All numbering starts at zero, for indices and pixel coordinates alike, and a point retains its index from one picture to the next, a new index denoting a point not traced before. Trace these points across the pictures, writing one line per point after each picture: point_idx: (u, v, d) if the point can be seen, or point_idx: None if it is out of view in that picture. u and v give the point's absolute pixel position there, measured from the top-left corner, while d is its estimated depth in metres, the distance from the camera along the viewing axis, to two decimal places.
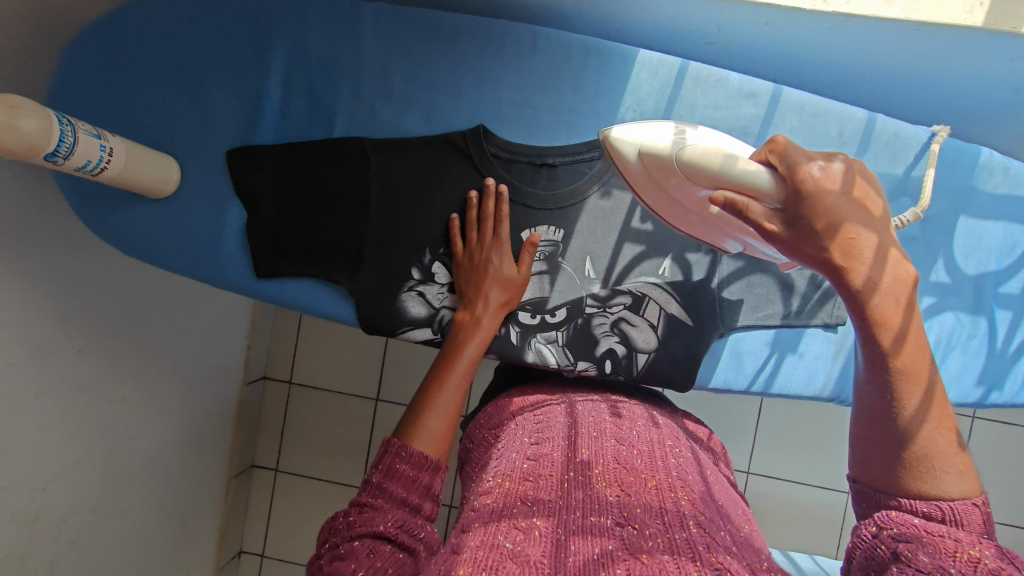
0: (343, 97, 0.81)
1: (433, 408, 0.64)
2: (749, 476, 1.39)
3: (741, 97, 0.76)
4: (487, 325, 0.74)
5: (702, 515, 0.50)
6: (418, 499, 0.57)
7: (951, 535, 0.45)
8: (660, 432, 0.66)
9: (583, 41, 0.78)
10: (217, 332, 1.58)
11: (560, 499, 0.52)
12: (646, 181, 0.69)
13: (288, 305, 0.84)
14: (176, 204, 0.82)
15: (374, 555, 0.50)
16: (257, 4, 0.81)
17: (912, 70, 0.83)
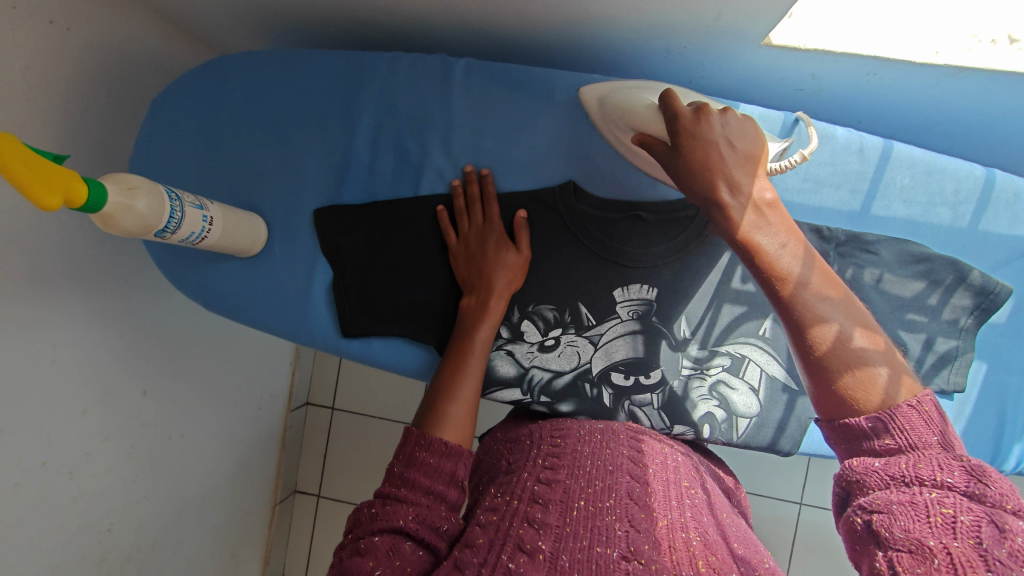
0: (431, 154, 0.81)
1: (456, 395, 0.68)
2: (802, 507, 1.56)
3: (850, 152, 0.73)
4: (490, 308, 0.74)
5: (713, 557, 0.52)
6: (443, 487, 0.60)
7: (915, 478, 0.46)
8: (681, 468, 0.66)
9: (680, 95, 0.76)
10: (268, 365, 1.56)
11: (567, 528, 0.54)
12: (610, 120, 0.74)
13: (377, 363, 0.83)
14: (262, 261, 0.82)
15: (392, 551, 0.54)
16: (346, 63, 0.81)
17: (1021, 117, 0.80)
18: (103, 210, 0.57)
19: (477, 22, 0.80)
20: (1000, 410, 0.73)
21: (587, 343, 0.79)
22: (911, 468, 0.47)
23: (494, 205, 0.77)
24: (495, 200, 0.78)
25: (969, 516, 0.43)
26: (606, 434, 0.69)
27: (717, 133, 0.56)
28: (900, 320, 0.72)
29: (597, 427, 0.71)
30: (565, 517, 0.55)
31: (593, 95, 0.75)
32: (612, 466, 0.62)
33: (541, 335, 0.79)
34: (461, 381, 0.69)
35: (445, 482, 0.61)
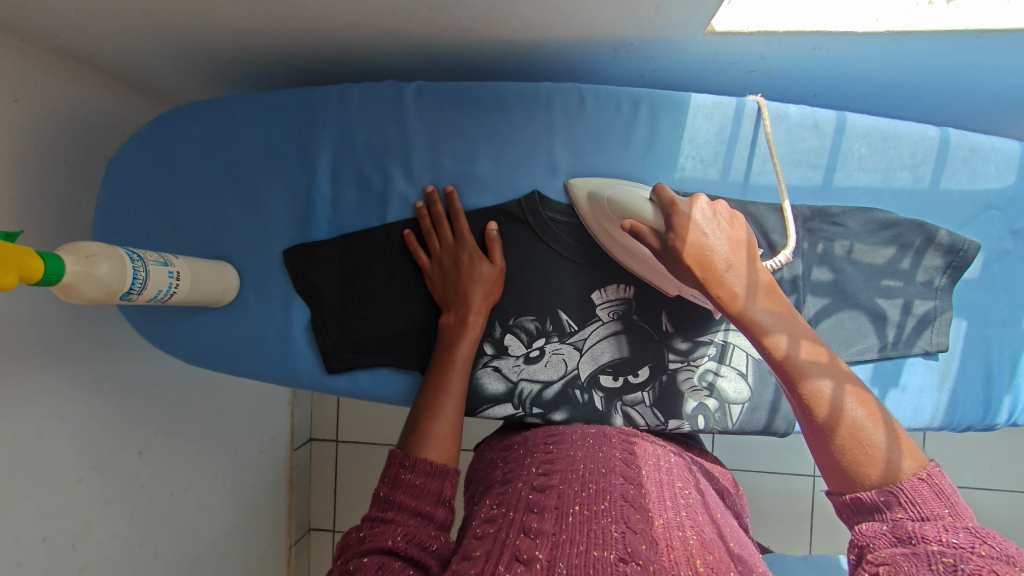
0: (393, 181, 0.80)
1: (438, 415, 0.68)
2: (816, 479, 1.57)
3: (804, 129, 0.74)
4: (466, 325, 0.74)
5: (710, 556, 0.52)
6: (431, 508, 0.60)
7: (921, 538, 0.46)
8: (674, 469, 0.66)
9: (632, 92, 0.77)
10: (264, 408, 1.54)
11: (564, 534, 0.52)
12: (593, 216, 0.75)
13: (366, 395, 0.83)
14: (238, 308, 0.81)
15: (381, 570, 0.53)
16: (297, 101, 0.81)
17: (969, 71, 0.81)
18: (62, 280, 0.56)
19: (423, 44, 0.80)
20: (987, 363, 0.74)
21: (572, 349, 0.78)
22: (917, 529, 0.46)
23: (462, 221, 0.77)
24: (463, 217, 0.77)
25: (968, 564, 0.42)
26: (600, 438, 0.69)
27: (710, 225, 0.57)
28: (877, 288, 0.73)
29: (589, 433, 0.71)
30: (560, 523, 0.53)
31: (579, 190, 0.76)
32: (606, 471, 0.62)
33: (526, 347, 0.79)
34: (443, 399, 0.70)
35: (433, 503, 0.61)
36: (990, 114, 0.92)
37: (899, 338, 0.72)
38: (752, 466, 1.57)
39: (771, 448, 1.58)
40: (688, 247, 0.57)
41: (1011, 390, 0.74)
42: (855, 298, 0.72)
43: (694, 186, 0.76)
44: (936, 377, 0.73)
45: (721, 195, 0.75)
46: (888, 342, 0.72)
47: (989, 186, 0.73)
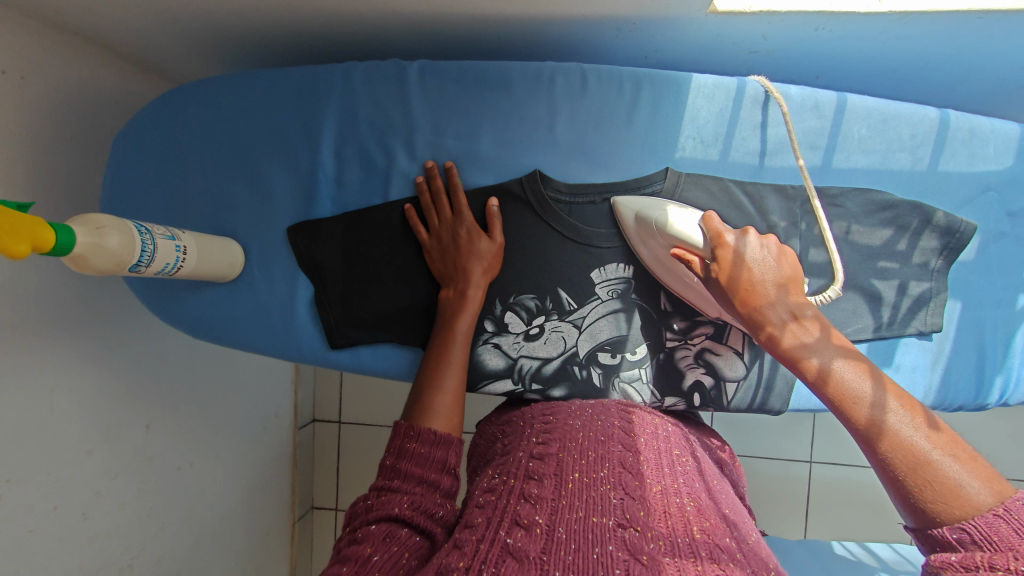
0: (396, 160, 0.81)
1: (441, 386, 0.70)
2: (813, 464, 1.60)
3: (805, 110, 0.74)
4: (467, 299, 0.75)
5: (706, 522, 0.54)
6: (435, 476, 0.62)
7: (989, 566, 0.43)
8: (672, 437, 0.68)
9: (634, 73, 0.77)
10: (269, 386, 1.57)
11: (563, 500, 0.54)
12: (638, 235, 0.75)
13: (368, 371, 0.84)
14: (242, 284, 0.83)
15: (388, 538, 0.55)
16: (302, 79, 0.82)
17: (972, 53, 0.81)
18: (73, 251, 0.58)
19: (427, 22, 0.81)
20: (980, 344, 0.75)
21: (572, 327, 0.80)
22: (987, 559, 0.43)
23: (462, 197, 0.78)
24: (462, 193, 0.78)
25: None
26: (597, 407, 0.72)
27: (752, 258, 0.62)
28: (873, 269, 0.74)
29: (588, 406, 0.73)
30: (560, 490, 0.55)
31: (624, 209, 0.75)
32: (603, 439, 0.64)
33: (526, 324, 0.80)
34: (446, 371, 0.72)
35: (439, 472, 0.63)
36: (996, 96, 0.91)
37: (893, 318, 0.73)
38: (750, 450, 1.60)
39: (769, 434, 1.60)
40: (729, 277, 0.63)
41: (1003, 371, 0.75)
42: (851, 279, 0.73)
43: (694, 166, 0.76)
44: (929, 357, 0.74)
45: (720, 175, 0.76)
46: (882, 322, 0.73)
47: (988, 167, 0.73)
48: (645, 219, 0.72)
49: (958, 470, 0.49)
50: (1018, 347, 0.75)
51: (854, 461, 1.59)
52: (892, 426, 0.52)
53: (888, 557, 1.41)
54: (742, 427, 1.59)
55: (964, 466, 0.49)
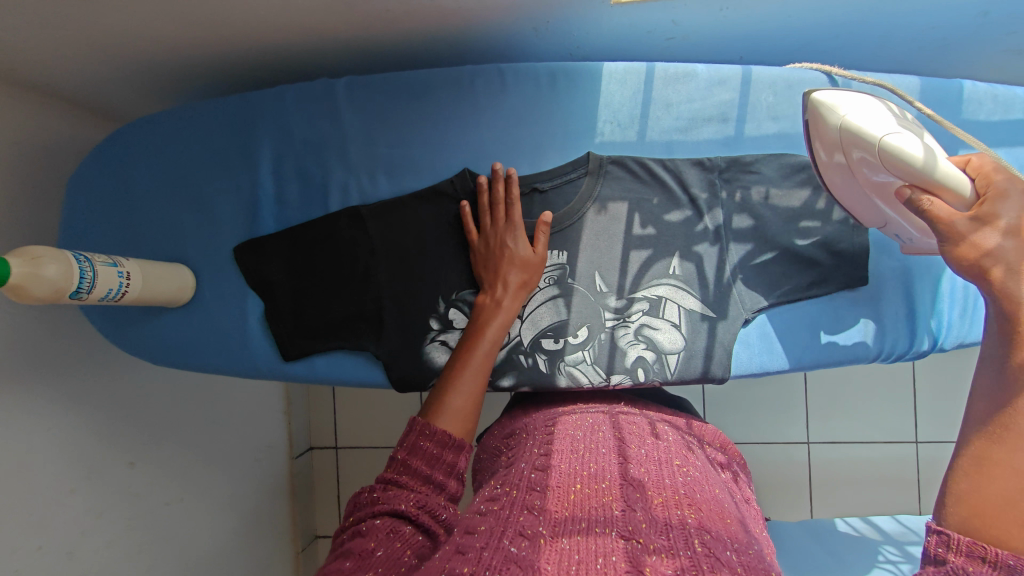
0: (333, 173, 0.85)
1: (456, 387, 0.68)
2: (811, 445, 1.58)
3: (713, 86, 0.77)
4: (505, 308, 0.74)
5: (707, 535, 0.49)
6: (442, 478, 0.60)
7: None
8: (678, 450, 0.65)
9: (548, 68, 0.80)
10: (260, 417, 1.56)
11: (566, 512, 0.52)
12: (829, 148, 0.69)
13: (324, 380, 0.86)
14: (197, 307, 0.86)
15: (392, 534, 0.53)
16: (237, 106, 0.86)
17: (876, 16, 0.84)
18: (10, 281, 0.60)
19: (352, 40, 0.85)
20: (907, 296, 0.78)
21: (513, 317, 0.82)
22: None
23: (512, 209, 0.77)
24: (514, 204, 0.78)
25: None
26: (600, 423, 0.71)
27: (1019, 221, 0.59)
28: (795, 231, 0.76)
29: (591, 420, 0.73)
30: (563, 502, 0.54)
31: (829, 118, 0.67)
32: (605, 453, 0.63)
33: (469, 319, 0.82)
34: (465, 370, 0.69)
35: (449, 475, 0.61)
36: (915, 52, 0.94)
37: (822, 275, 0.76)
38: (745, 436, 1.59)
39: (763, 418, 1.59)
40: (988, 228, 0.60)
41: (933, 318, 0.78)
42: (775, 241, 0.76)
43: (616, 149, 0.79)
44: (857, 311, 0.77)
45: (640, 155, 0.79)
46: (811, 281, 0.76)
47: None
48: (862, 140, 0.65)
49: None
50: (943, 293, 0.78)
51: (852, 437, 1.58)
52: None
53: (893, 529, 1.39)
54: (733, 415, 1.59)
55: None
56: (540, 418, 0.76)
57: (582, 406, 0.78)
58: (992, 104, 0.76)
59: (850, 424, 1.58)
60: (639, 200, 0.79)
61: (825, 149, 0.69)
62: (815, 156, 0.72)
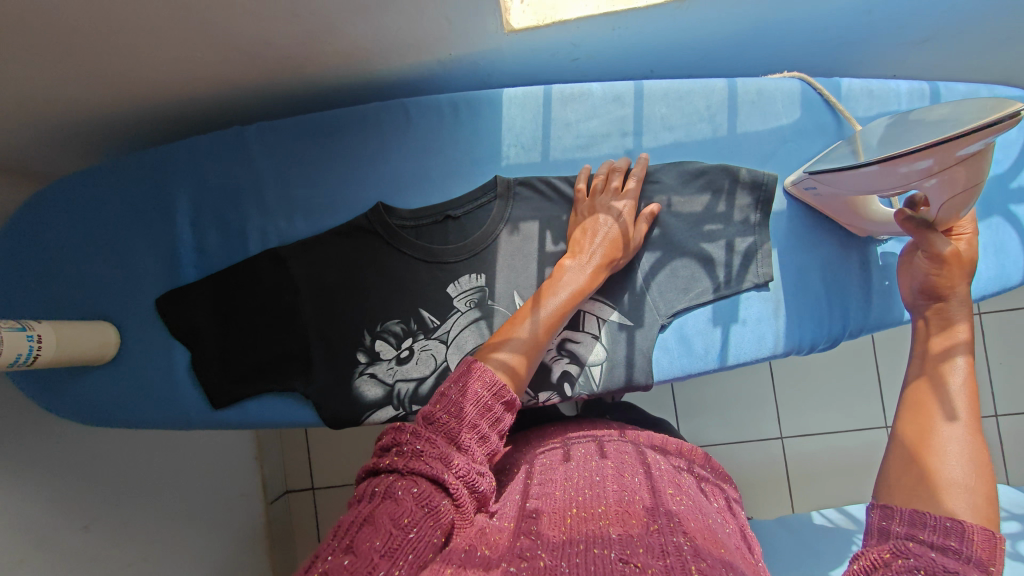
0: (250, 217, 0.85)
1: (519, 332, 0.65)
2: (785, 441, 1.58)
3: (608, 102, 0.80)
4: (589, 275, 0.71)
5: (702, 561, 0.48)
6: (487, 436, 0.58)
7: None
8: (670, 474, 0.65)
9: (451, 99, 0.83)
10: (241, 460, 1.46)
11: (564, 537, 0.52)
12: (954, 150, 0.60)
13: (256, 424, 0.85)
14: (124, 362, 0.85)
15: (428, 509, 0.50)
16: (151, 160, 0.86)
17: (768, 24, 0.87)
18: None
19: (260, 87, 0.86)
20: (818, 287, 0.79)
21: (439, 343, 0.82)
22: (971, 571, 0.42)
23: (632, 187, 0.75)
24: (636, 187, 0.76)
25: None
26: (595, 452, 0.71)
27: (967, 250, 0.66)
28: (701, 234, 0.78)
29: (585, 450, 0.73)
30: (559, 527, 0.53)
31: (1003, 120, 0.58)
32: (599, 480, 0.62)
33: (395, 349, 0.82)
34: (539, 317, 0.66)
35: (489, 445, 0.57)
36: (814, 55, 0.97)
37: (729, 276, 0.77)
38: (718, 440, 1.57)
39: (734, 419, 1.58)
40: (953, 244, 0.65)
41: (846, 306, 0.79)
42: (682, 246, 0.77)
43: (521, 170, 0.82)
44: (770, 306, 0.78)
45: (544, 174, 0.81)
46: (721, 282, 0.77)
47: (780, 122, 0.78)
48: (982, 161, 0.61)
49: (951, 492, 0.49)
50: (853, 280, 0.79)
51: (824, 429, 1.58)
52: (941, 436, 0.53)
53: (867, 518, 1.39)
54: (707, 417, 1.57)
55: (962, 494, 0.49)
56: (538, 452, 0.76)
57: (572, 438, 0.79)
58: (868, 100, 0.78)
59: (820, 415, 1.59)
60: (550, 218, 0.81)
61: (953, 147, 0.59)
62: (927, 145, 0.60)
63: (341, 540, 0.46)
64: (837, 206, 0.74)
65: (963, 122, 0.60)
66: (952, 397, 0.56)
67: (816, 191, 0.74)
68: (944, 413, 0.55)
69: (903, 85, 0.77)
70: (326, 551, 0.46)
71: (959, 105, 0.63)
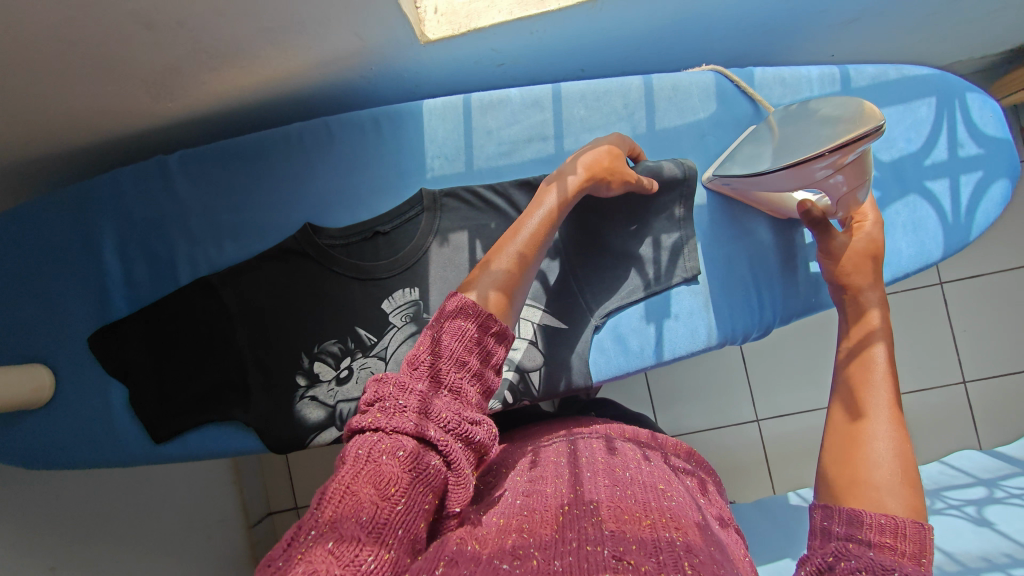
0: (179, 247, 0.84)
1: (500, 256, 0.58)
2: (761, 423, 1.49)
3: (527, 107, 0.81)
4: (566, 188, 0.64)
5: (696, 558, 0.45)
6: (478, 376, 0.52)
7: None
8: (662, 474, 0.60)
9: (372, 114, 0.83)
10: (215, 484, 1.37)
11: (556, 535, 0.47)
12: (838, 161, 0.62)
13: (200, 455, 0.84)
14: (60, 403, 0.84)
15: (417, 473, 0.45)
16: (73, 197, 0.85)
17: (690, 16, 0.87)
18: None
19: (180, 116, 0.85)
20: (744, 276, 0.79)
21: (377, 360, 0.80)
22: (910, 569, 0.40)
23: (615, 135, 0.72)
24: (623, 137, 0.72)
25: None
26: (586, 447, 0.66)
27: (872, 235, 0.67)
28: (628, 232, 0.78)
29: (575, 446, 0.68)
30: (550, 524, 0.48)
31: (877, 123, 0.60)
32: (590, 475, 0.58)
33: (335, 370, 0.81)
34: (512, 243, 0.59)
35: (483, 388, 0.51)
36: (741, 45, 0.97)
37: (658, 271, 0.78)
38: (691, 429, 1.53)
39: (706, 403, 1.49)
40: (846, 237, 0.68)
41: (773, 292, 0.80)
42: (609, 246, 0.78)
43: (448, 181, 0.82)
44: (700, 299, 0.78)
45: (469, 183, 0.82)
46: (651, 279, 0.78)
47: (698, 117, 0.79)
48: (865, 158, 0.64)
49: (870, 487, 0.47)
50: (780, 268, 0.79)
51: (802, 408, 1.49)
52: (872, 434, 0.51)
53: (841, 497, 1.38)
54: (681, 405, 1.50)
55: (894, 496, 0.46)
56: (527, 449, 0.70)
57: (552, 437, 0.73)
58: (780, 88, 0.80)
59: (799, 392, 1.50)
60: (478, 227, 0.80)
61: (837, 159, 0.61)
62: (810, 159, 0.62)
63: (324, 513, 0.42)
64: (759, 196, 0.76)
65: (837, 133, 0.61)
66: (877, 389, 0.54)
67: (729, 187, 0.76)
68: (869, 408, 0.53)
69: (812, 70, 0.79)
70: (308, 526, 0.41)
71: (839, 105, 0.63)
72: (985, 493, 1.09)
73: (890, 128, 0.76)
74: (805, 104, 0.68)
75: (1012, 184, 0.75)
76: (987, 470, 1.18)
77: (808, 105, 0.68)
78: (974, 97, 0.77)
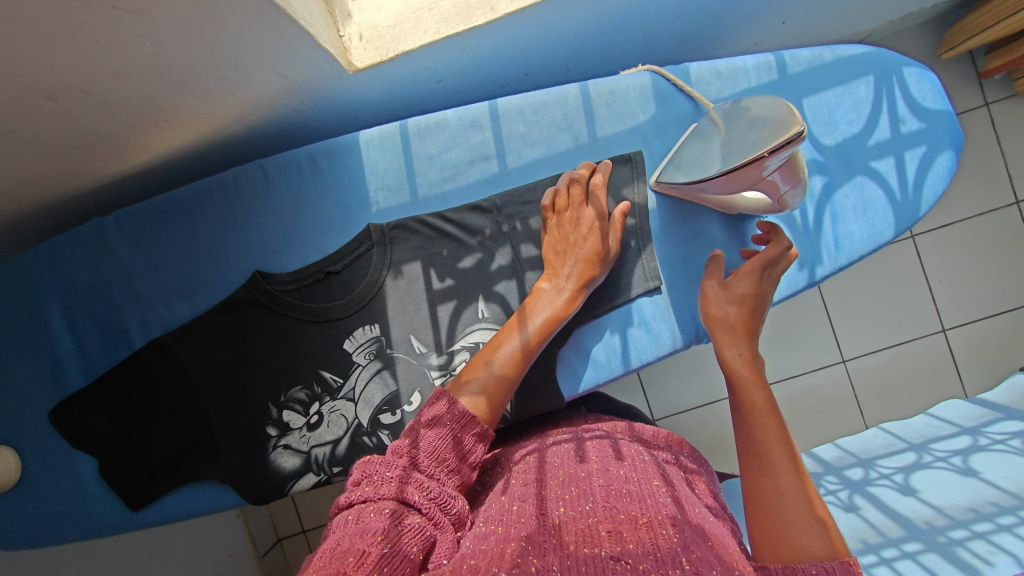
0: (128, 311, 0.82)
1: (476, 381, 0.62)
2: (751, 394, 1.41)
3: (465, 128, 0.80)
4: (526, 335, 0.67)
5: (693, 555, 0.44)
6: (456, 458, 0.54)
7: None
8: (649, 469, 0.58)
9: (309, 152, 0.81)
10: (218, 527, 1.30)
11: (553, 538, 0.46)
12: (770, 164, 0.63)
13: (180, 516, 0.83)
14: (27, 482, 0.82)
15: (402, 528, 0.45)
16: (10, 272, 0.82)
17: (625, 13, 0.84)
18: None
19: (110, 177, 0.82)
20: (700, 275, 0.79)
21: (347, 402, 0.78)
22: None
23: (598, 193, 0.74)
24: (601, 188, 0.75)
25: None
26: (576, 445, 0.65)
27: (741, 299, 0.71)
28: None
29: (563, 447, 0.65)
30: (548, 528, 0.47)
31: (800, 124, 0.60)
32: (584, 475, 0.56)
33: (304, 416, 0.79)
34: (488, 368, 0.63)
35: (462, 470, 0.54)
36: (682, 34, 0.95)
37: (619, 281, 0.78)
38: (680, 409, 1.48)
39: (696, 381, 1.41)
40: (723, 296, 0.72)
41: None
42: None
43: (394, 212, 0.81)
44: (660, 303, 0.78)
45: (416, 213, 0.80)
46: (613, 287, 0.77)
47: (638, 120, 0.80)
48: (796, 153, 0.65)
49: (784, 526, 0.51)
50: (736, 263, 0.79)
51: (794, 372, 1.41)
52: (772, 469, 0.55)
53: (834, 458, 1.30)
54: (673, 383, 1.41)
55: (801, 523, 0.51)
56: (507, 456, 0.67)
57: (526, 444, 0.70)
58: (717, 82, 0.80)
59: (789, 355, 1.41)
60: (431, 255, 0.79)
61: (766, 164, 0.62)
62: (743, 165, 0.63)
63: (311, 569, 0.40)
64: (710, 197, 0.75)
65: (762, 138, 0.62)
66: (764, 421, 0.58)
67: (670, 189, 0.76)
68: (767, 450, 0.56)
69: (747, 60, 0.80)
70: None
71: (768, 104, 0.64)
72: (969, 441, 1.09)
73: (833, 112, 0.80)
74: (738, 103, 0.69)
75: (956, 155, 0.80)
76: (971, 418, 1.19)
77: (741, 104, 0.68)
78: (912, 71, 0.81)
